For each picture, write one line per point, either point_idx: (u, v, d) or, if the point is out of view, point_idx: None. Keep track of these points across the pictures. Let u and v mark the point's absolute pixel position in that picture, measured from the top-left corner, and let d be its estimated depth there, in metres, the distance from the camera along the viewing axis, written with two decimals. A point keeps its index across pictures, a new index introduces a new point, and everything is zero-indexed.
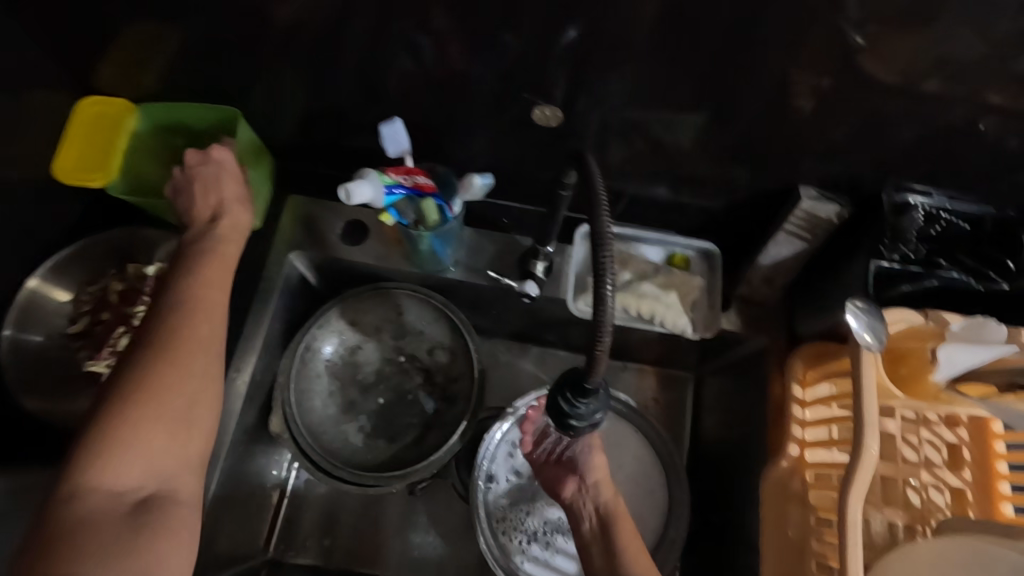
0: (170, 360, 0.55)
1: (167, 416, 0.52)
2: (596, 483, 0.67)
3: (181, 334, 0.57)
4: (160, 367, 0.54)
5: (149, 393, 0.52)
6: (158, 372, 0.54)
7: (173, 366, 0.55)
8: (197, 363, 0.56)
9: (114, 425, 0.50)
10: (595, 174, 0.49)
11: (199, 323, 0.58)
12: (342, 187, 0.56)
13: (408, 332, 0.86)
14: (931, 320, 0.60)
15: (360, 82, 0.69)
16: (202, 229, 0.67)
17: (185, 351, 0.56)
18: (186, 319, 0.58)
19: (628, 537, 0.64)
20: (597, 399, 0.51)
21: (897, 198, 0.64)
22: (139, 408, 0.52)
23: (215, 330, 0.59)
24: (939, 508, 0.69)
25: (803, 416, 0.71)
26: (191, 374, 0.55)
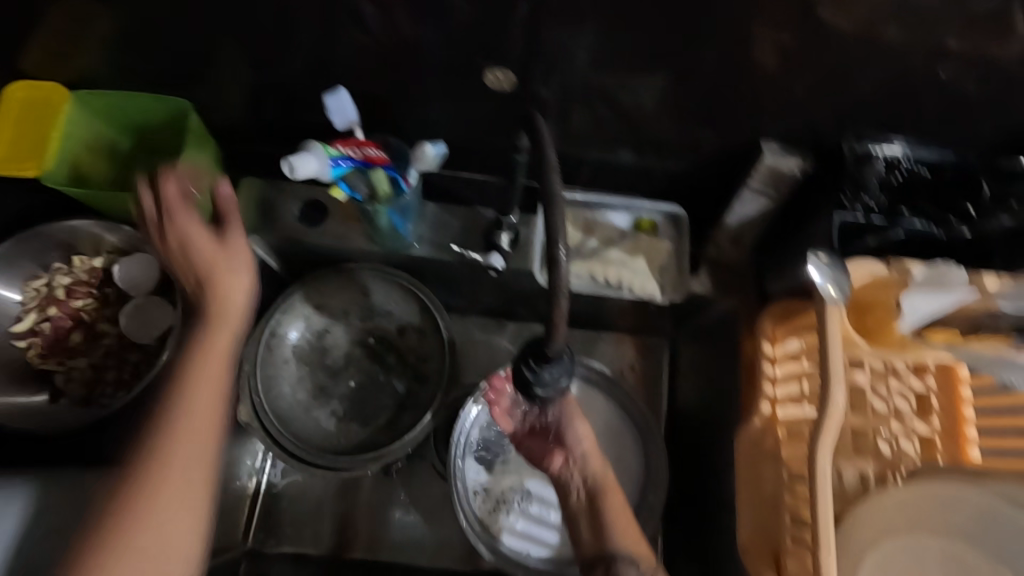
0: (167, 446, 0.54)
1: (162, 508, 0.53)
2: (582, 452, 0.66)
3: (179, 412, 0.56)
4: (157, 453, 0.54)
5: (148, 487, 0.53)
6: (148, 469, 0.53)
7: (172, 451, 0.54)
8: (196, 445, 0.55)
9: (114, 519, 0.52)
10: (544, 136, 0.48)
11: (196, 395, 0.57)
12: (285, 161, 0.55)
13: (375, 313, 0.84)
14: (893, 270, 0.59)
15: (304, 55, 0.66)
16: (200, 287, 0.62)
17: (182, 437, 0.55)
18: (181, 402, 0.56)
19: (614, 496, 0.65)
20: (562, 365, 0.50)
21: (859, 147, 0.61)
22: (138, 505, 0.52)
23: (216, 402, 0.58)
24: (909, 456, 0.69)
25: (773, 374, 0.70)
26: (187, 457, 0.55)
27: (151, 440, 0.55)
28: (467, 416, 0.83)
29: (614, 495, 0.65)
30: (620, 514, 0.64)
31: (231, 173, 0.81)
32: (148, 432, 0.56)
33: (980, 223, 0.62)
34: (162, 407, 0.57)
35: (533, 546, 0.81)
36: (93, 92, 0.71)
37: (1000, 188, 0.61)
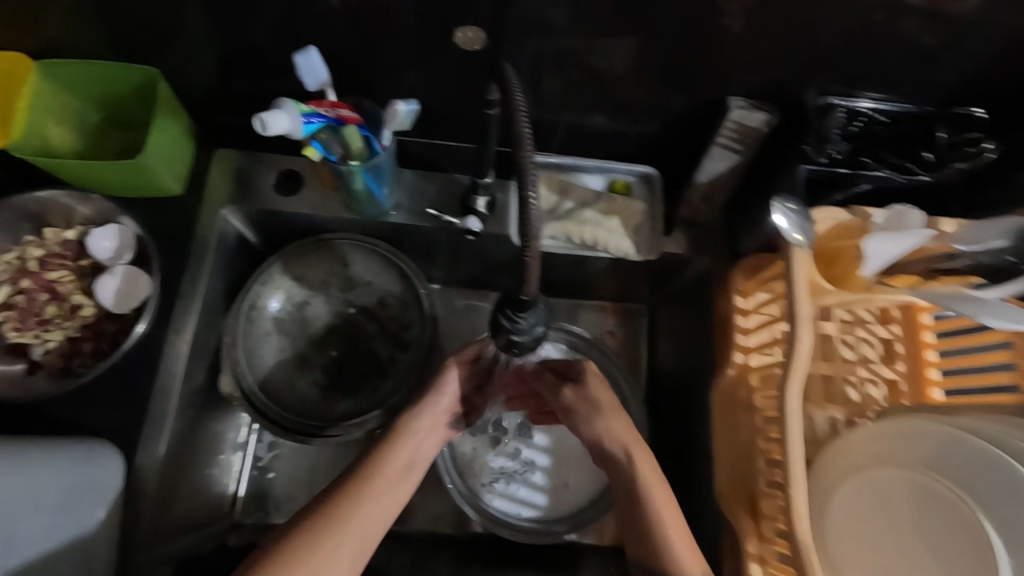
0: (359, 491, 0.59)
1: (337, 550, 0.55)
2: (603, 422, 0.67)
3: (385, 460, 0.63)
4: (342, 510, 0.57)
5: (336, 527, 0.56)
6: (337, 516, 0.57)
7: (357, 511, 0.58)
8: (384, 492, 0.60)
9: (305, 547, 0.54)
10: (511, 81, 0.47)
11: (400, 453, 0.64)
12: (257, 118, 0.52)
13: (355, 284, 0.84)
14: (857, 215, 0.63)
15: (273, 19, 0.65)
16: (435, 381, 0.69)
17: (377, 482, 0.61)
18: (389, 450, 0.63)
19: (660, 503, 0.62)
20: (536, 312, 0.52)
21: (820, 100, 0.65)
22: (314, 548, 0.55)
23: (409, 455, 0.64)
24: (875, 400, 0.72)
25: (745, 326, 0.72)
26: (370, 505, 0.59)
27: (352, 486, 0.60)
28: None
29: (643, 467, 0.64)
30: (681, 536, 0.61)
31: (203, 146, 0.80)
32: (347, 475, 0.61)
33: (939, 169, 0.63)
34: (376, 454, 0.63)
35: (520, 507, 0.83)
36: (58, 62, 0.69)
37: (955, 135, 0.63)
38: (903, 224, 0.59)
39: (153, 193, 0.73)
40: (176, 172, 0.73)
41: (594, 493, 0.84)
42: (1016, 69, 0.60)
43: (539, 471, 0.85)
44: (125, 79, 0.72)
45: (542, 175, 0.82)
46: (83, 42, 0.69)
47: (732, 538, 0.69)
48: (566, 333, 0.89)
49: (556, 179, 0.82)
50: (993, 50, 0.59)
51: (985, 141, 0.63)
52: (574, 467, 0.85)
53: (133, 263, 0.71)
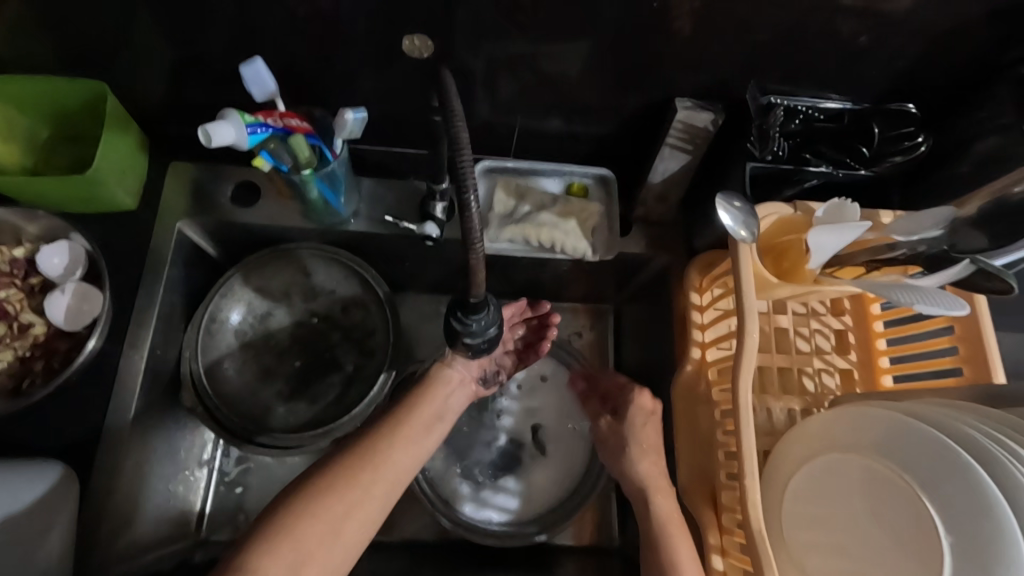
0: (393, 435, 0.59)
1: (370, 486, 0.54)
2: (637, 467, 0.66)
3: (416, 409, 0.62)
4: (377, 448, 0.57)
5: (368, 462, 0.55)
6: (366, 459, 0.56)
7: (391, 450, 0.57)
8: (418, 438, 0.60)
9: (339, 478, 0.54)
10: (450, 90, 0.47)
11: (432, 401, 0.64)
12: (199, 129, 0.53)
13: (319, 293, 0.84)
14: (800, 210, 0.65)
15: (223, 30, 0.66)
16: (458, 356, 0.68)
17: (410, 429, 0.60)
18: (421, 400, 0.63)
19: (664, 514, 0.63)
20: (487, 313, 0.52)
21: (762, 99, 0.66)
22: (349, 480, 0.54)
23: (440, 407, 0.64)
24: (830, 389, 0.74)
25: (702, 321, 0.74)
26: (403, 446, 0.58)
27: (385, 427, 0.59)
28: None
29: (662, 502, 0.63)
30: (691, 559, 0.59)
31: (159, 158, 0.79)
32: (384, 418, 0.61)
33: (874, 163, 0.67)
34: (411, 401, 0.63)
35: (490, 509, 0.83)
36: (3, 78, 0.68)
37: (889, 130, 0.66)
38: (843, 217, 0.61)
39: (107, 208, 0.73)
40: (132, 185, 0.74)
41: (565, 493, 0.84)
42: (942, 66, 0.63)
43: (510, 474, 0.85)
44: (72, 94, 0.71)
45: (498, 180, 0.83)
46: (29, 56, 0.69)
47: (696, 532, 0.70)
48: None
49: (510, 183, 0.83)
50: (920, 48, 0.61)
51: (918, 135, 0.65)
52: (545, 469, 0.86)
53: (84, 279, 0.69)
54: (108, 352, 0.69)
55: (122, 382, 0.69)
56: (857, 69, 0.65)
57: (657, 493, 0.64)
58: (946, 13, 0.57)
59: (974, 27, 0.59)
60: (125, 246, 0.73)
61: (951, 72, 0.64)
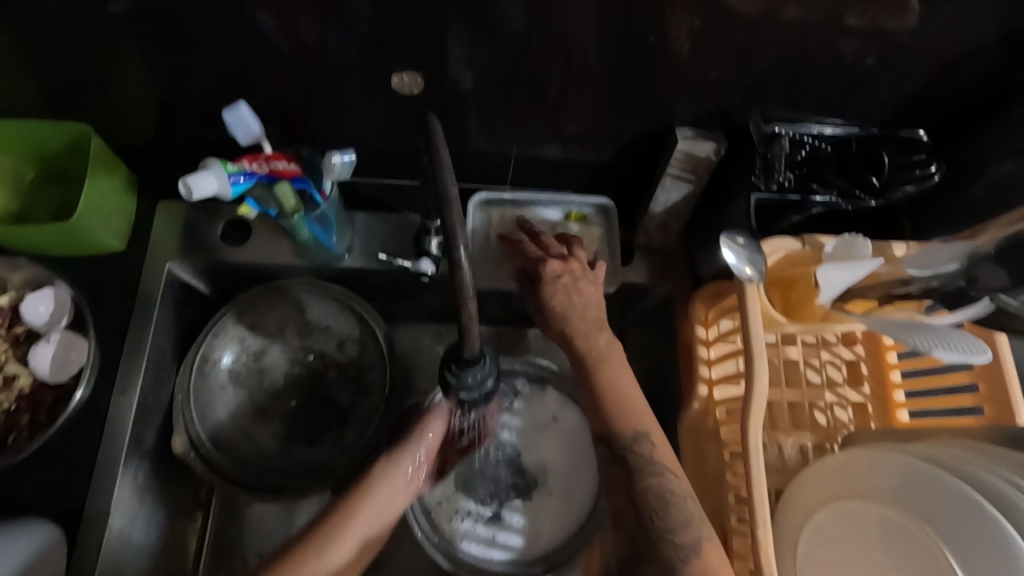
0: (316, 552, 0.61)
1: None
2: (574, 294, 0.69)
3: (346, 522, 0.63)
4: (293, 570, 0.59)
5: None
6: None
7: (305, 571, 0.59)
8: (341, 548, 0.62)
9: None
10: (437, 139, 0.45)
11: (362, 507, 0.64)
12: (180, 182, 0.54)
13: (313, 329, 0.82)
14: (808, 245, 0.62)
15: (208, 67, 0.64)
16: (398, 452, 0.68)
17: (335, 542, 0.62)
18: (352, 509, 0.64)
19: (597, 352, 0.66)
20: (484, 367, 0.50)
21: (766, 128, 0.63)
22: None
23: (375, 512, 0.65)
24: (843, 423, 0.71)
25: (708, 356, 0.71)
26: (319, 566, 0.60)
27: (310, 543, 0.61)
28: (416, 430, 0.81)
29: (591, 335, 0.67)
30: (623, 379, 0.66)
31: (147, 195, 0.78)
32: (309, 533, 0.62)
33: (884, 192, 0.63)
34: (336, 513, 0.64)
35: (492, 547, 0.80)
36: None
37: (898, 159, 0.64)
38: (854, 253, 0.58)
39: (94, 250, 0.71)
40: (118, 227, 0.72)
41: (570, 531, 0.81)
42: (954, 91, 0.61)
43: (514, 510, 0.82)
44: (55, 136, 0.69)
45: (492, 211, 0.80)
46: (14, 97, 0.68)
47: None
48: (534, 366, 0.87)
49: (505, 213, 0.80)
50: (930, 73, 0.59)
51: (930, 163, 0.63)
52: (550, 504, 0.83)
53: (70, 328, 0.68)
54: (96, 399, 0.68)
55: (110, 432, 0.67)
56: (864, 94, 0.62)
57: (588, 330, 0.67)
58: (957, 38, 0.55)
59: (987, 51, 0.56)
60: (113, 289, 0.72)
61: (963, 96, 0.61)
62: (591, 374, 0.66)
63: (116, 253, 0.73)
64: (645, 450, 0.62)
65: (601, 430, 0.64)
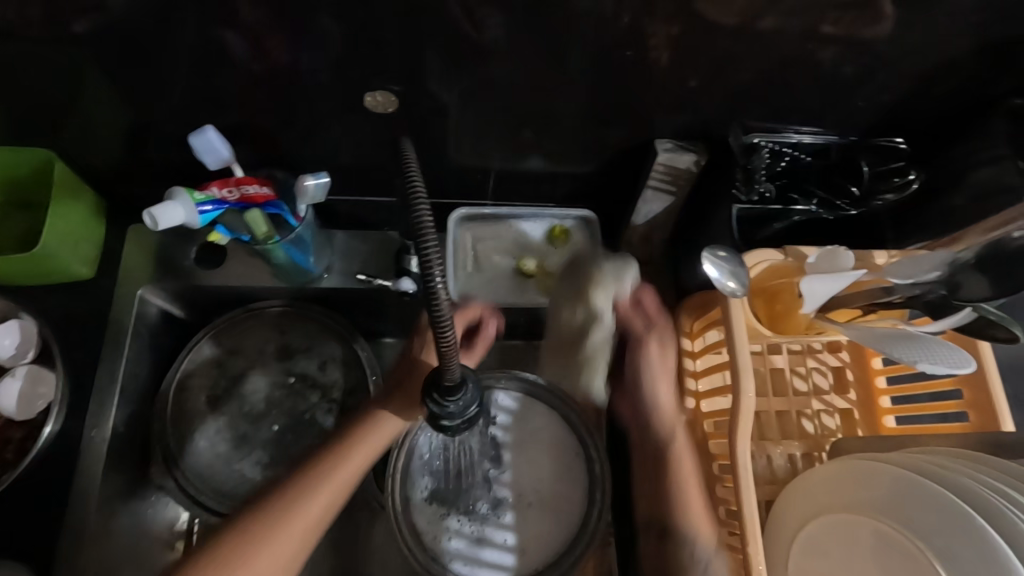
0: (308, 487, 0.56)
1: (267, 559, 0.53)
2: (658, 392, 0.67)
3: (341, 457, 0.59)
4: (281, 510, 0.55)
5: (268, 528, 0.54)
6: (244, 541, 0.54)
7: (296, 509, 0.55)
8: (337, 482, 0.57)
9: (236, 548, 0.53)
10: (410, 164, 0.43)
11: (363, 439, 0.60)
12: (144, 214, 0.53)
13: (294, 351, 0.78)
14: (790, 256, 0.62)
15: (177, 89, 0.62)
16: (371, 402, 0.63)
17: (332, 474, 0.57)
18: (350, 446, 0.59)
19: (676, 450, 0.64)
20: (467, 392, 0.48)
21: (746, 139, 0.63)
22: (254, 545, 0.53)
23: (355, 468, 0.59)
24: (832, 431, 0.71)
25: (694, 368, 0.71)
26: (316, 502, 0.56)
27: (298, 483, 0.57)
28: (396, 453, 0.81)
29: (678, 489, 0.62)
30: (694, 488, 0.62)
31: (119, 219, 0.75)
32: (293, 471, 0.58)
33: (864, 202, 0.64)
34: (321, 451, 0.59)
35: (485, 565, 0.79)
36: None
37: (878, 166, 0.63)
38: (836, 264, 0.58)
39: (63, 279, 0.70)
40: (88, 254, 0.70)
41: (562, 547, 0.80)
42: (930, 101, 0.61)
43: (503, 527, 0.81)
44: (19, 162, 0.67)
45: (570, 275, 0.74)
46: None
47: None
48: (520, 379, 0.86)
49: (594, 271, 0.72)
50: (907, 84, 0.59)
51: (909, 171, 0.63)
52: (540, 519, 0.81)
53: (37, 360, 0.66)
54: (68, 432, 0.66)
55: (84, 466, 0.65)
56: (843, 104, 0.62)
57: (664, 421, 0.66)
58: (931, 50, 0.55)
59: (965, 60, 0.56)
60: (85, 318, 0.70)
61: (941, 105, 0.61)
62: (666, 469, 0.64)
63: (86, 280, 0.71)
64: (702, 545, 0.59)
65: (661, 523, 0.63)
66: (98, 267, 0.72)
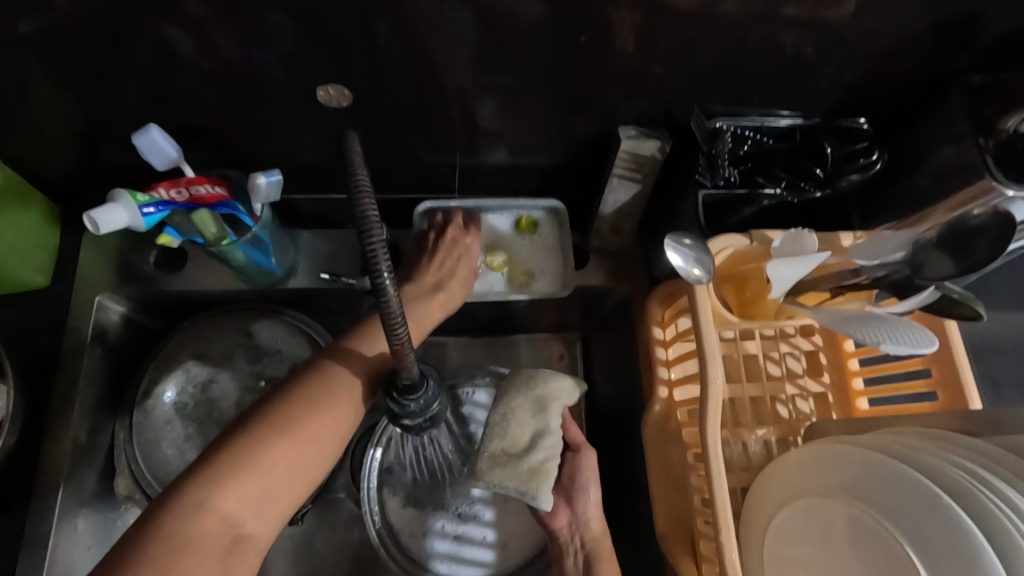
0: (315, 401, 0.55)
1: (278, 467, 0.50)
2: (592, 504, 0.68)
3: (346, 371, 0.58)
4: (295, 416, 0.53)
5: (276, 438, 0.51)
6: (246, 452, 0.50)
7: (312, 416, 0.54)
8: (344, 397, 0.56)
9: (245, 457, 0.49)
10: (355, 158, 0.41)
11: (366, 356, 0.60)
12: (85, 217, 0.52)
13: (263, 354, 0.77)
14: (755, 240, 0.62)
15: (125, 89, 0.60)
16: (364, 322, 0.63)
17: (338, 389, 0.56)
18: (351, 364, 0.58)
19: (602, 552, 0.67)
20: (427, 391, 0.47)
21: (707, 124, 0.62)
22: (262, 454, 0.50)
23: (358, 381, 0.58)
24: (806, 415, 0.71)
25: (667, 356, 0.70)
26: (327, 416, 0.54)
27: (304, 395, 0.55)
28: (371, 458, 0.80)
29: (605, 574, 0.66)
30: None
31: (76, 225, 0.73)
32: (303, 379, 0.56)
33: (830, 181, 0.63)
34: (327, 364, 0.58)
35: (464, 565, 0.78)
36: None
37: (842, 148, 0.63)
38: (800, 247, 0.57)
39: (17, 288, 0.68)
40: (43, 262, 0.68)
41: (543, 542, 0.79)
42: (893, 80, 0.61)
43: (483, 525, 0.80)
44: None
45: (517, 394, 0.65)
46: None
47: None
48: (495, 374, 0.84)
49: (544, 385, 0.66)
50: (868, 63, 0.59)
51: (872, 151, 0.62)
52: (520, 514, 0.80)
53: None
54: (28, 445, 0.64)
55: (45, 479, 0.64)
56: (805, 86, 0.62)
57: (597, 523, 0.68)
58: (890, 28, 0.55)
59: (927, 38, 0.56)
60: (42, 327, 0.68)
61: (905, 84, 0.61)
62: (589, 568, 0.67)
63: (42, 289, 0.69)
64: None
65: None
66: (54, 275, 0.70)
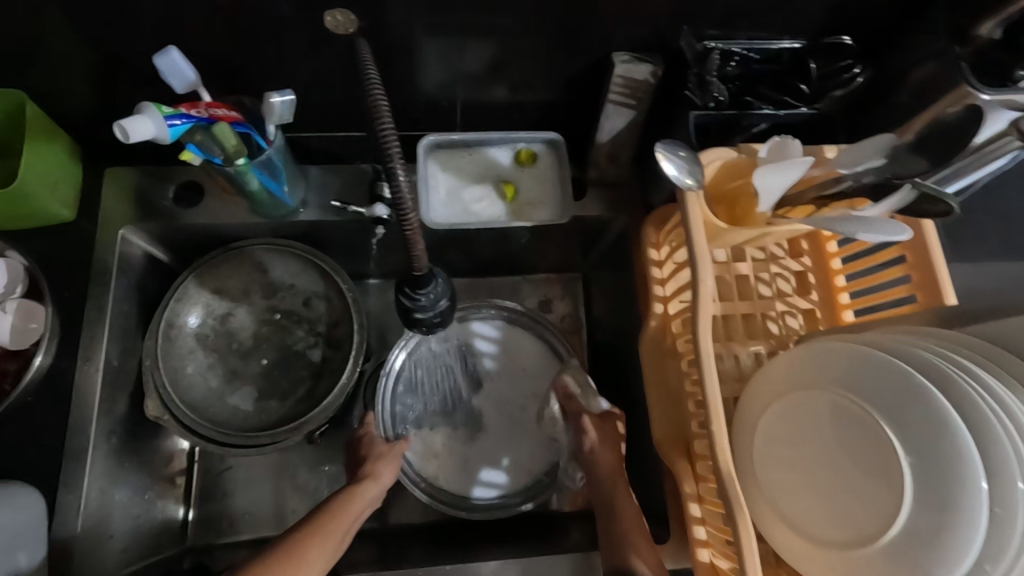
0: (334, 515, 0.66)
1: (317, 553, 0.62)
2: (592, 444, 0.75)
3: (332, 520, 0.65)
4: (331, 515, 0.66)
5: (302, 546, 0.61)
6: (294, 542, 0.62)
7: (342, 513, 0.67)
8: (327, 544, 0.63)
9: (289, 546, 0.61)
10: (365, 58, 0.46)
11: (330, 534, 0.64)
12: (115, 125, 0.54)
13: (277, 288, 0.83)
14: (744, 152, 0.64)
15: (133, 28, 0.62)
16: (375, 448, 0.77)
17: (334, 526, 0.65)
18: (353, 491, 0.70)
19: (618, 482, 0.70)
20: (436, 286, 0.52)
21: (698, 44, 0.66)
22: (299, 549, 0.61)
23: (367, 498, 0.71)
24: (795, 330, 0.75)
25: (661, 275, 0.74)
26: (345, 519, 0.66)
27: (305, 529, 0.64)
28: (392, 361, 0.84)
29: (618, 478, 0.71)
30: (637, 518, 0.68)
31: (95, 167, 0.77)
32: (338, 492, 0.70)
33: (813, 99, 0.68)
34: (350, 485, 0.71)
35: (486, 489, 0.83)
36: None
37: (827, 65, 0.67)
38: (786, 154, 0.60)
39: (49, 222, 0.72)
40: (70, 197, 0.72)
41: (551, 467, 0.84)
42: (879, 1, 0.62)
43: (497, 450, 0.85)
44: None
45: (443, 156, 0.80)
46: None
47: (672, 484, 0.71)
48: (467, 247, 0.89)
49: (531, 213, 0.80)
50: None
51: (855, 67, 0.66)
52: (526, 443, 0.86)
53: (27, 296, 0.68)
54: (61, 369, 0.68)
55: (78, 403, 0.68)
56: (800, 13, 0.63)
57: (604, 465, 0.73)
58: None
59: None
60: (68, 260, 0.72)
61: (884, 4, 0.63)
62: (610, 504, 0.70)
63: (66, 224, 0.73)
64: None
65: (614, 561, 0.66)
66: (79, 211, 0.74)
